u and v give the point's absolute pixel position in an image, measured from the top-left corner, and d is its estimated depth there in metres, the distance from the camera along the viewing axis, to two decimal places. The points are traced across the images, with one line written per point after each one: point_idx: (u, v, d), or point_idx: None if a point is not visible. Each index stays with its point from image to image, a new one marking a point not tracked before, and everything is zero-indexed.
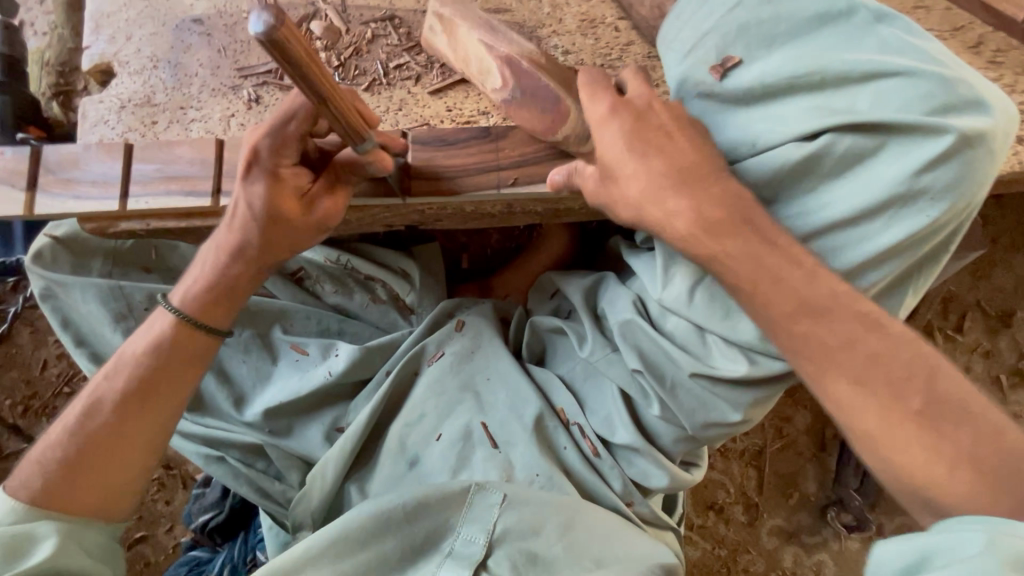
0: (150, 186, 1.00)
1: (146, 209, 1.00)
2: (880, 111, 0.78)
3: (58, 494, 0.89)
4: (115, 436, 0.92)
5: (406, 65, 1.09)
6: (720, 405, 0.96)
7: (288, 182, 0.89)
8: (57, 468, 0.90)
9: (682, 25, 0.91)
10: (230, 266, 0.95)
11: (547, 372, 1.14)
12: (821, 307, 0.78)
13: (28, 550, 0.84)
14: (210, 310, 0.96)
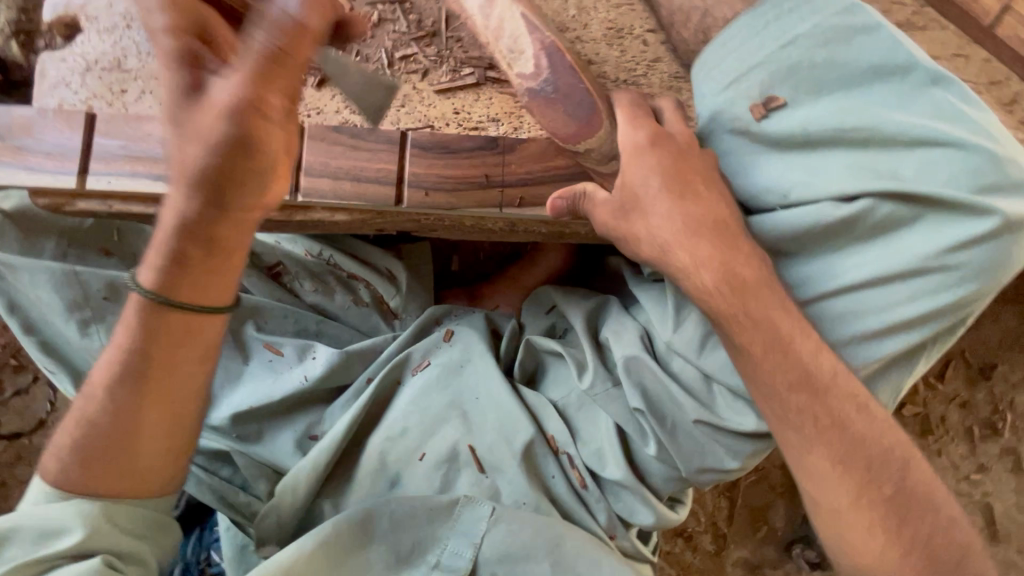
0: (114, 165, 0.89)
1: (109, 190, 0.89)
2: (925, 182, 0.75)
3: (77, 479, 0.76)
4: (121, 416, 0.76)
5: (413, 57, 0.99)
6: (718, 451, 0.92)
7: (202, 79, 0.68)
8: (70, 453, 0.76)
9: (725, 55, 0.84)
10: (176, 226, 0.72)
11: (539, 396, 1.08)
12: (827, 385, 0.76)
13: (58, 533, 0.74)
14: (168, 278, 0.74)
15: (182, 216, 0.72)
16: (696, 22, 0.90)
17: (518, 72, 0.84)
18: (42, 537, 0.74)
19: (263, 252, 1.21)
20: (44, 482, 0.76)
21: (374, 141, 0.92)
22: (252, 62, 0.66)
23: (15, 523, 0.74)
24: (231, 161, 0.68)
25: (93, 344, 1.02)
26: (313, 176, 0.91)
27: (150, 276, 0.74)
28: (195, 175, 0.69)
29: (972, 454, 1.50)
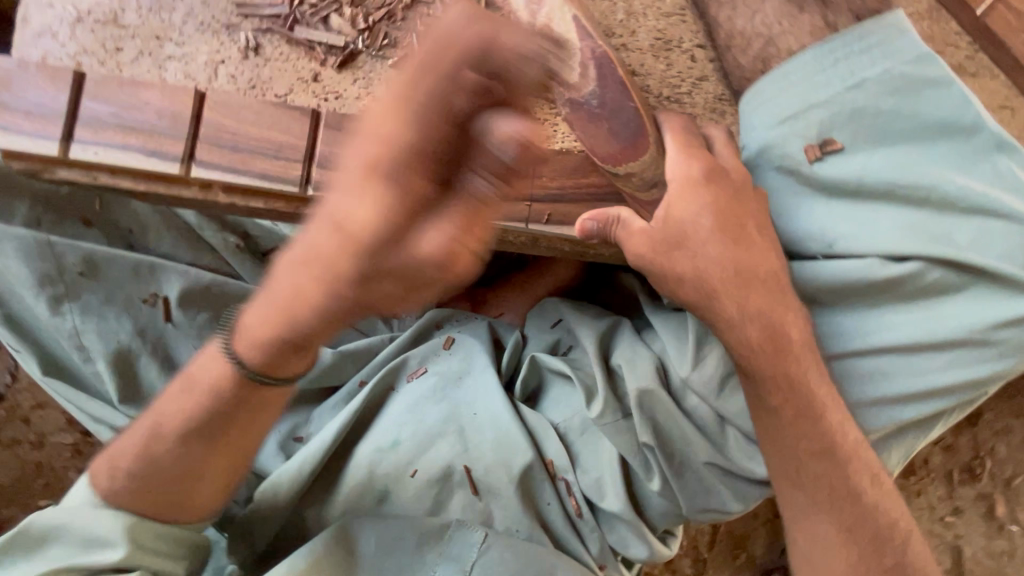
0: (103, 134, 0.80)
1: (95, 161, 0.80)
2: (979, 253, 0.73)
3: (134, 500, 0.78)
4: (191, 456, 0.76)
5: None
6: (723, 493, 0.89)
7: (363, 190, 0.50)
8: (126, 477, 0.78)
9: (789, 85, 0.78)
10: (280, 309, 0.62)
11: (540, 416, 1.01)
12: (850, 457, 0.74)
13: (103, 542, 0.77)
14: (265, 351, 0.68)
15: (288, 306, 0.61)
16: (757, 48, 0.82)
17: (562, 79, 0.74)
18: (86, 543, 0.77)
19: (257, 235, 1.08)
20: (93, 488, 0.79)
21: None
22: (464, 209, 0.50)
23: (65, 522, 0.78)
24: (375, 290, 0.54)
25: (66, 323, 0.93)
26: (326, 168, 0.83)
27: (253, 350, 0.69)
28: (314, 284, 0.56)
29: (949, 496, 1.53)
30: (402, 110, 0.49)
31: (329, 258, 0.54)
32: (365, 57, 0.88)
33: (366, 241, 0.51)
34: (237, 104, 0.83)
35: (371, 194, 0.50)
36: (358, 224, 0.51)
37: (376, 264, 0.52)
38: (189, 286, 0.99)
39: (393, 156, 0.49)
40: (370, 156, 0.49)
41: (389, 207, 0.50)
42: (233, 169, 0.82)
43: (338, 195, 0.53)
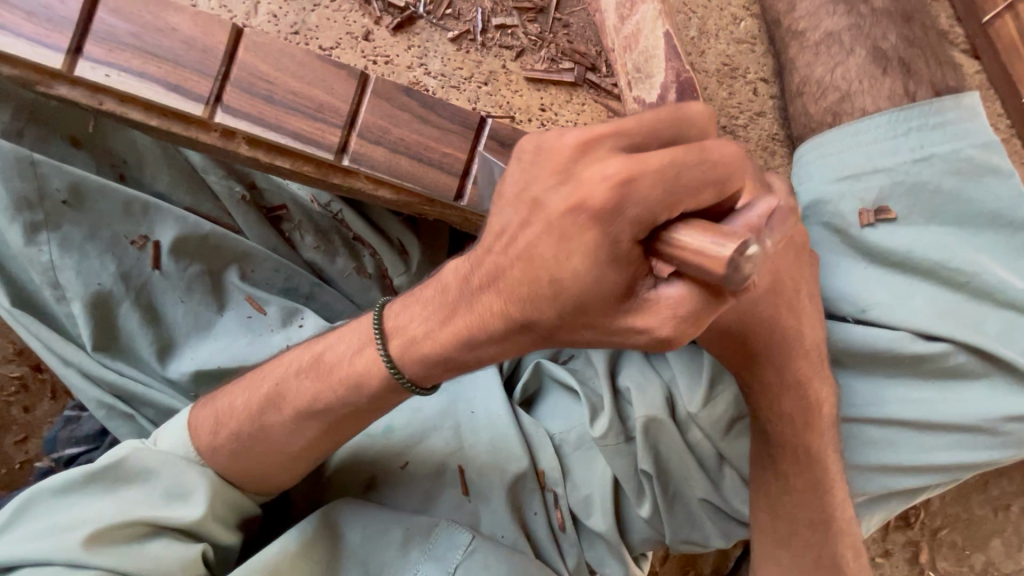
0: (119, 55, 0.69)
1: (105, 84, 0.70)
2: (1003, 345, 0.75)
3: (224, 461, 0.82)
4: (294, 437, 0.79)
5: (512, 29, 0.84)
6: (707, 528, 0.91)
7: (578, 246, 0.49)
8: (227, 436, 0.81)
9: (856, 145, 0.77)
10: (456, 328, 0.61)
11: (537, 425, 0.99)
12: (839, 529, 0.77)
13: (183, 496, 0.80)
14: (423, 362, 0.66)
15: (461, 328, 0.60)
16: (831, 100, 0.83)
17: (637, 95, 0.81)
18: (167, 492, 0.79)
19: (266, 189, 1.01)
20: (191, 441, 0.82)
21: (446, 117, 0.77)
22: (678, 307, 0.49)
23: (155, 470, 0.80)
24: (565, 335, 0.54)
25: (42, 256, 0.84)
26: (367, 139, 0.75)
27: (415, 364, 0.67)
28: (497, 315, 0.56)
29: (881, 539, 1.48)
30: (642, 169, 0.47)
31: (526, 296, 0.53)
32: (424, 24, 0.82)
33: (582, 298, 0.50)
34: (278, 52, 0.73)
35: (576, 248, 0.49)
36: (568, 276, 0.50)
37: (585, 315, 0.51)
38: (184, 234, 0.90)
39: (623, 216, 0.47)
40: (581, 199, 0.48)
41: (606, 267, 0.49)
42: (263, 123, 0.73)
43: (540, 240, 0.51)
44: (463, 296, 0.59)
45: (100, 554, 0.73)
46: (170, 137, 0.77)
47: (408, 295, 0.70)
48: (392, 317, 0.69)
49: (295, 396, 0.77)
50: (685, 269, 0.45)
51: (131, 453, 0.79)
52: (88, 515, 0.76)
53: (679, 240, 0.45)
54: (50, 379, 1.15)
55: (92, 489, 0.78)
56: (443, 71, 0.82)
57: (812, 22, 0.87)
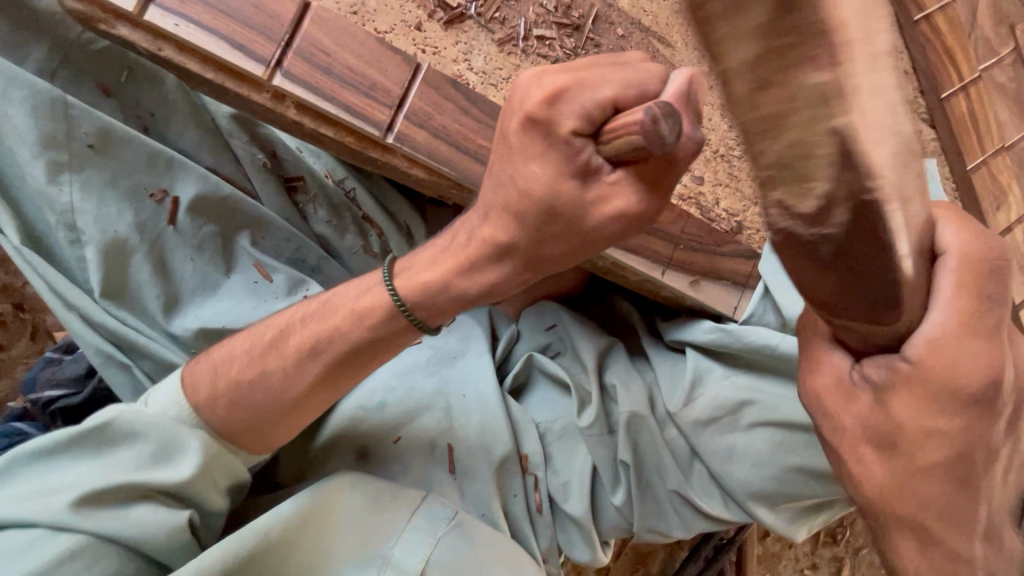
0: (189, 7, 0.73)
1: (172, 33, 0.73)
2: None
3: (224, 416, 0.83)
4: (308, 382, 0.83)
5: (550, 41, 0.92)
6: (673, 519, 0.99)
7: (531, 150, 0.59)
8: (227, 383, 0.83)
9: None
10: (460, 259, 0.72)
11: (525, 412, 1.05)
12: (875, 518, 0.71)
13: (172, 459, 0.80)
14: (424, 286, 0.76)
15: (465, 256, 0.72)
16: None
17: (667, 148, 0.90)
18: (157, 454, 0.80)
19: (286, 158, 1.01)
20: (185, 401, 0.83)
21: (483, 111, 0.84)
22: (634, 175, 0.58)
23: (145, 432, 0.79)
24: (547, 244, 0.64)
25: (62, 195, 0.84)
26: (411, 123, 0.80)
27: (421, 295, 0.77)
28: (490, 235, 0.67)
29: (811, 552, 1.59)
30: (569, 79, 0.56)
31: (511, 211, 0.63)
32: (472, 24, 0.88)
33: (547, 198, 0.60)
34: (340, 29, 0.78)
35: (535, 155, 0.59)
36: (533, 181, 0.60)
37: (557, 216, 0.61)
38: (204, 193, 0.92)
39: (563, 117, 0.57)
40: (528, 111, 0.58)
41: (563, 165, 0.58)
42: (317, 92, 0.77)
43: (505, 159, 0.62)
44: (463, 230, 0.73)
45: (88, 517, 0.73)
46: (209, 89, 0.79)
47: (416, 250, 0.81)
48: (404, 263, 0.81)
49: (315, 333, 0.82)
50: (617, 144, 0.55)
51: (118, 415, 0.79)
52: (75, 478, 0.76)
53: (614, 121, 0.55)
54: (30, 320, 1.21)
55: (81, 450, 0.78)
56: (485, 68, 0.88)
57: None
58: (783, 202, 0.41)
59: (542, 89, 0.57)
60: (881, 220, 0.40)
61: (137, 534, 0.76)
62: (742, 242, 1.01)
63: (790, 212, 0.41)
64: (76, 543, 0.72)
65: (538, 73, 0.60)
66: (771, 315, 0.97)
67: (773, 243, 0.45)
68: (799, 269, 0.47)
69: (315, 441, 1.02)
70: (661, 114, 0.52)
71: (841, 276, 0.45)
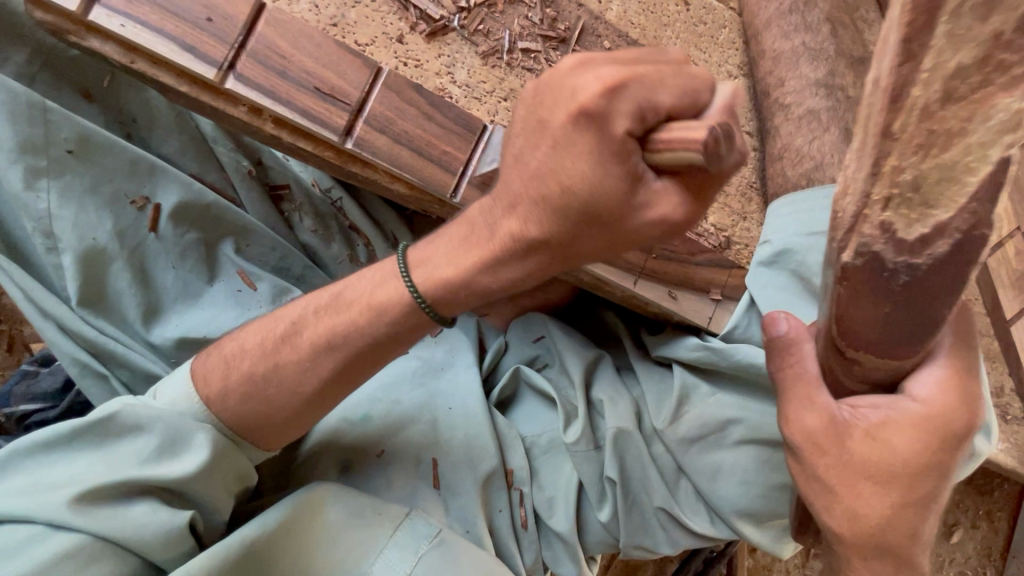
0: (138, 8, 0.71)
1: (119, 34, 0.71)
2: None
3: (234, 410, 0.81)
4: (315, 380, 0.80)
5: (535, 54, 0.91)
6: (659, 536, 0.97)
7: (575, 145, 0.57)
8: (238, 379, 0.80)
9: (824, 206, 0.91)
10: (485, 251, 0.69)
11: (510, 426, 1.04)
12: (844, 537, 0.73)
13: (177, 453, 0.78)
14: (448, 286, 0.73)
15: (489, 250, 0.68)
16: (806, 167, 0.97)
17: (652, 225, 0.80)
18: (162, 449, 0.77)
19: (272, 166, 1.01)
20: (195, 393, 0.81)
21: (450, 117, 0.82)
22: (681, 182, 0.59)
23: (151, 423, 0.77)
24: (583, 241, 0.62)
25: (39, 203, 0.83)
26: (372, 127, 0.78)
27: (432, 280, 0.74)
28: (523, 231, 0.64)
29: (801, 565, 1.58)
30: (630, 74, 0.55)
31: (548, 204, 0.60)
32: (456, 36, 0.88)
33: (590, 196, 0.58)
34: (297, 32, 0.76)
35: (578, 150, 0.57)
36: (573, 176, 0.58)
37: (596, 214, 0.59)
38: (186, 200, 0.90)
39: (619, 116, 0.55)
40: (578, 104, 0.55)
41: (608, 163, 0.57)
42: (273, 95, 0.75)
43: (546, 152, 0.59)
44: (483, 218, 0.69)
45: (86, 516, 0.71)
46: (188, 102, 0.78)
47: (431, 235, 0.78)
48: (416, 252, 0.77)
49: (310, 331, 0.80)
50: (671, 155, 0.55)
51: (125, 407, 0.76)
52: (76, 473, 0.73)
53: (668, 131, 0.56)
54: (7, 331, 1.21)
55: (84, 444, 0.76)
56: (468, 82, 0.88)
57: (797, 98, 1.01)
58: (888, 223, 0.48)
59: (600, 81, 0.55)
60: (962, 266, 0.49)
61: (133, 535, 0.73)
62: (728, 257, 0.99)
63: (887, 235, 0.49)
64: (70, 543, 0.69)
65: (586, 63, 0.58)
66: (755, 329, 0.95)
67: (851, 267, 0.51)
68: (855, 299, 0.52)
69: (300, 450, 1.00)
70: (722, 133, 0.55)
71: (897, 306, 0.51)
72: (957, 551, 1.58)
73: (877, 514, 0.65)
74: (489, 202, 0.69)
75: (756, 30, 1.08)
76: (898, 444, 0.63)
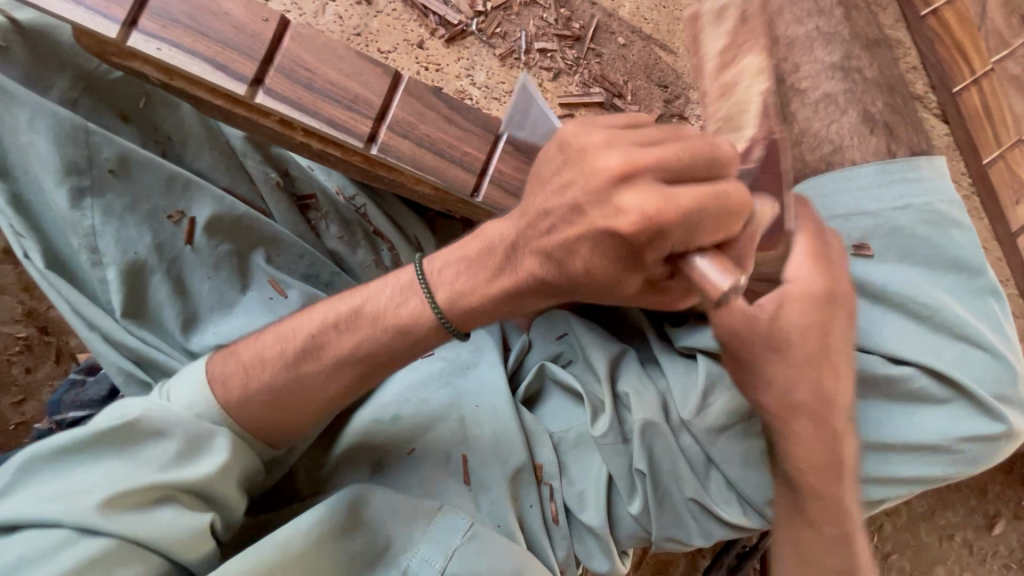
0: (171, 31, 0.74)
1: (155, 57, 0.74)
2: (962, 373, 0.87)
3: (255, 411, 0.84)
4: (341, 376, 0.83)
5: (551, 53, 0.93)
6: (691, 527, 0.97)
7: (601, 252, 0.64)
8: (264, 385, 0.83)
9: (849, 189, 0.92)
10: (503, 289, 0.75)
11: (537, 422, 1.05)
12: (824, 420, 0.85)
13: (196, 455, 0.79)
14: (472, 310, 0.78)
15: (511, 287, 0.74)
16: (825, 151, 0.97)
17: None
18: (182, 452, 0.78)
19: (298, 176, 1.05)
20: (210, 396, 0.82)
21: (469, 120, 0.84)
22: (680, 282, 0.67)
23: (168, 427, 0.78)
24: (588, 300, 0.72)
25: (84, 220, 0.87)
26: (395, 132, 0.81)
27: (455, 298, 0.78)
28: (545, 282, 0.71)
29: None
30: (671, 213, 0.57)
31: (568, 281, 0.69)
32: (474, 40, 0.90)
33: (606, 283, 0.67)
34: (321, 45, 0.79)
35: (604, 255, 0.63)
36: (596, 270, 0.66)
37: (607, 292, 0.69)
38: (219, 213, 0.94)
39: (648, 247, 0.60)
40: (617, 229, 0.60)
41: (622, 266, 0.64)
42: (299, 108, 0.78)
43: (580, 248, 0.64)
44: (508, 263, 0.74)
45: (118, 519, 0.71)
46: (222, 115, 0.82)
47: (451, 247, 0.80)
48: (436, 267, 0.80)
49: (337, 343, 0.82)
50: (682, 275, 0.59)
51: (143, 413, 0.77)
52: (99, 479, 0.73)
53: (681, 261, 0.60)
54: (53, 345, 1.27)
55: (102, 452, 0.75)
56: (487, 83, 0.90)
57: (813, 83, 1.01)
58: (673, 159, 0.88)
59: (618, 165, 0.59)
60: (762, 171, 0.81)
61: (163, 537, 0.73)
62: None
63: None
64: (102, 547, 0.69)
65: (629, 171, 0.58)
66: None
67: None
68: None
69: (333, 452, 1.02)
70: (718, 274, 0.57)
71: None
72: (1001, 543, 1.54)
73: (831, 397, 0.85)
74: (509, 237, 0.72)
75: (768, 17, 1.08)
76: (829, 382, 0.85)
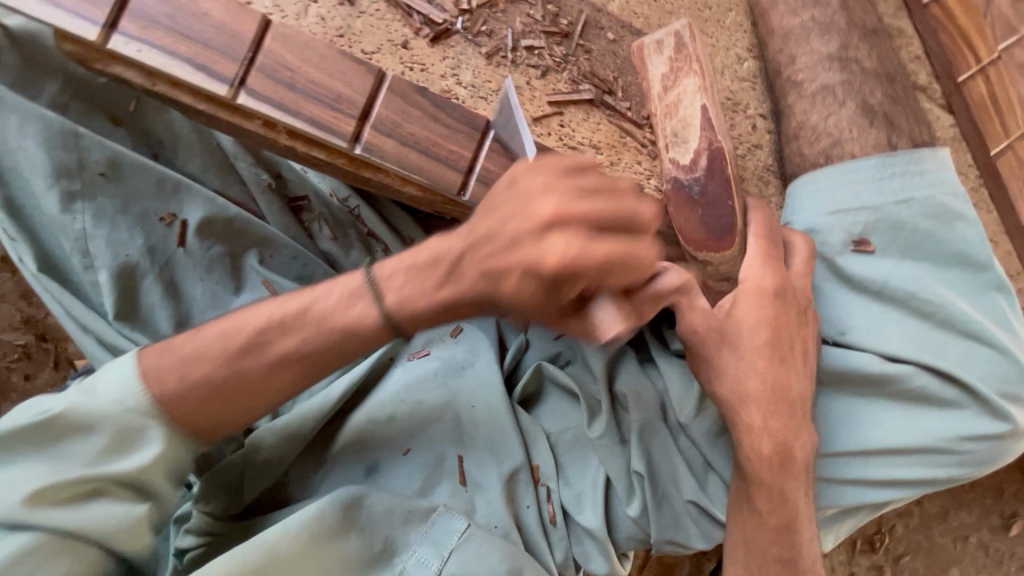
0: (150, 32, 0.74)
1: (136, 59, 0.74)
2: (969, 370, 0.85)
3: (193, 408, 0.76)
4: (305, 370, 0.79)
5: (539, 50, 0.92)
6: (690, 530, 0.96)
7: (516, 274, 0.67)
8: (206, 382, 0.76)
9: (847, 182, 0.89)
10: (451, 289, 0.73)
11: (534, 423, 1.03)
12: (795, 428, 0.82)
13: (127, 449, 0.75)
14: (431, 302, 0.75)
15: (456, 290, 0.73)
16: (824, 144, 0.95)
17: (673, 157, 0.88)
18: (112, 445, 0.74)
19: (290, 179, 1.04)
20: (138, 387, 0.74)
21: (455, 118, 0.83)
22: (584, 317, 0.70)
23: (94, 422, 0.73)
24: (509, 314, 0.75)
25: (75, 224, 0.87)
26: (380, 131, 0.80)
27: (424, 291, 0.75)
28: (481, 287, 0.72)
29: (848, 561, 1.49)
30: (578, 256, 0.63)
31: (491, 291, 0.72)
32: (459, 39, 0.89)
33: (519, 301, 0.70)
34: (304, 45, 0.78)
35: (518, 276, 0.67)
36: (514, 286, 0.68)
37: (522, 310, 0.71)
38: (210, 215, 0.94)
39: (551, 273, 0.65)
40: (528, 258, 0.65)
41: (534, 289, 0.67)
42: (283, 108, 0.77)
43: (503, 262, 0.68)
44: (455, 266, 0.72)
45: (43, 517, 0.69)
46: (206, 119, 0.82)
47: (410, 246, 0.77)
48: (388, 267, 0.78)
49: (286, 338, 0.77)
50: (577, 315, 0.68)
51: (66, 408, 0.72)
52: (24, 476, 0.70)
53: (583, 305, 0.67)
54: (54, 349, 1.28)
55: (23, 449, 0.72)
56: (474, 82, 0.89)
57: (809, 75, 0.99)
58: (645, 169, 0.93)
59: (550, 212, 0.63)
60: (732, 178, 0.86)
61: (96, 530, 0.72)
62: None
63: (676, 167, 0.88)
64: (29, 542, 0.68)
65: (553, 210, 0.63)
66: None
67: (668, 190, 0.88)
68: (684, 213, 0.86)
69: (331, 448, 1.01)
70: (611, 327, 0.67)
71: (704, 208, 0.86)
72: (1018, 543, 1.50)
73: (797, 396, 0.82)
74: (457, 249, 0.72)
75: (762, 10, 1.06)
76: (798, 376, 0.83)
